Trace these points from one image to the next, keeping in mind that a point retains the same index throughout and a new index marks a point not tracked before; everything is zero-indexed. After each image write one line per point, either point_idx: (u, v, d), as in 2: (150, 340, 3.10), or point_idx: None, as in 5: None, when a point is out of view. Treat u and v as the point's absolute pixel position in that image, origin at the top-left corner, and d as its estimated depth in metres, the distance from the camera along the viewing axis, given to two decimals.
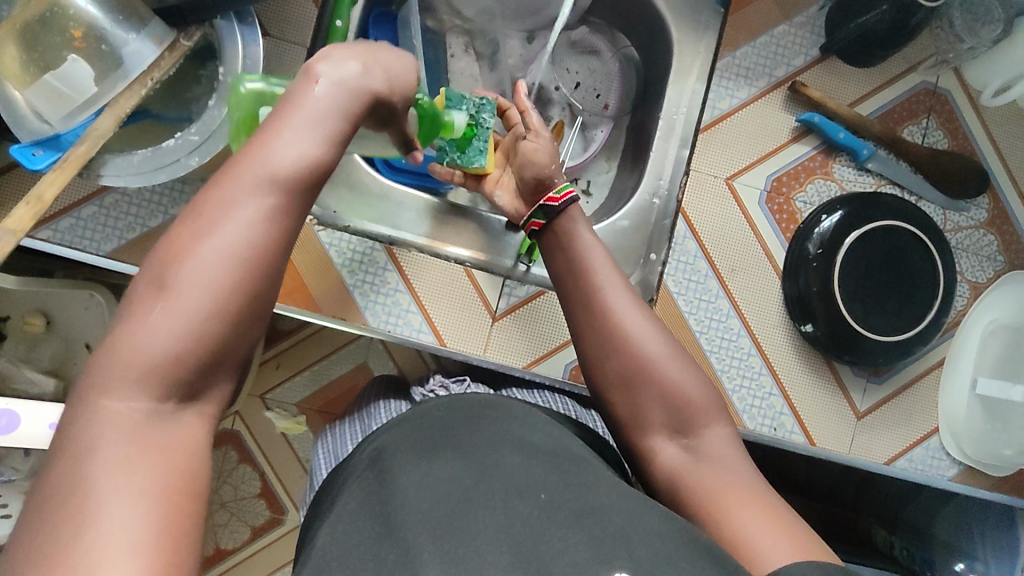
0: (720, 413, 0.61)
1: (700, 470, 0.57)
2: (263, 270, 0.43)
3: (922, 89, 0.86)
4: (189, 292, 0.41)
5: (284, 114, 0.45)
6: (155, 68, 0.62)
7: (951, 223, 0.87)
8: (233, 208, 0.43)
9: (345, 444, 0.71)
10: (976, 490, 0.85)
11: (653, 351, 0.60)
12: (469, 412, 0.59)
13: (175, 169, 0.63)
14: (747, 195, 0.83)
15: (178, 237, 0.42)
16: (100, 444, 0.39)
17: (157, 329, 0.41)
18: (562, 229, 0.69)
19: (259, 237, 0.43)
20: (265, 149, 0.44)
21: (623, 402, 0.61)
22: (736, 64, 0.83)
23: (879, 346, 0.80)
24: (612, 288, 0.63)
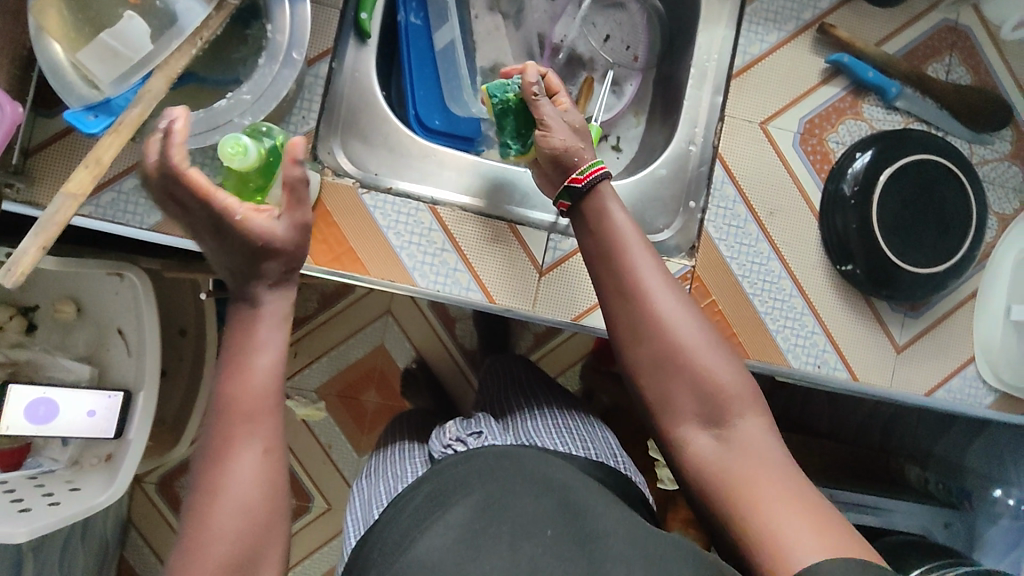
0: (756, 402, 0.61)
1: (731, 459, 0.58)
2: (265, 493, 0.50)
3: (943, 27, 0.88)
4: (211, 535, 0.48)
5: (255, 343, 0.54)
6: (204, 28, 0.60)
7: (977, 156, 0.88)
8: (231, 456, 0.50)
9: (372, 508, 0.71)
10: (1010, 415, 0.88)
11: (689, 336, 0.62)
12: (492, 453, 0.65)
13: (228, 131, 0.61)
14: (781, 137, 0.84)
15: (194, 504, 0.50)
16: None
17: (194, 572, 0.48)
18: (593, 208, 0.69)
19: (260, 471, 0.51)
20: (240, 391, 0.52)
21: (653, 383, 0.63)
22: (765, 8, 0.84)
23: (916, 279, 0.82)
24: (646, 271, 0.65)
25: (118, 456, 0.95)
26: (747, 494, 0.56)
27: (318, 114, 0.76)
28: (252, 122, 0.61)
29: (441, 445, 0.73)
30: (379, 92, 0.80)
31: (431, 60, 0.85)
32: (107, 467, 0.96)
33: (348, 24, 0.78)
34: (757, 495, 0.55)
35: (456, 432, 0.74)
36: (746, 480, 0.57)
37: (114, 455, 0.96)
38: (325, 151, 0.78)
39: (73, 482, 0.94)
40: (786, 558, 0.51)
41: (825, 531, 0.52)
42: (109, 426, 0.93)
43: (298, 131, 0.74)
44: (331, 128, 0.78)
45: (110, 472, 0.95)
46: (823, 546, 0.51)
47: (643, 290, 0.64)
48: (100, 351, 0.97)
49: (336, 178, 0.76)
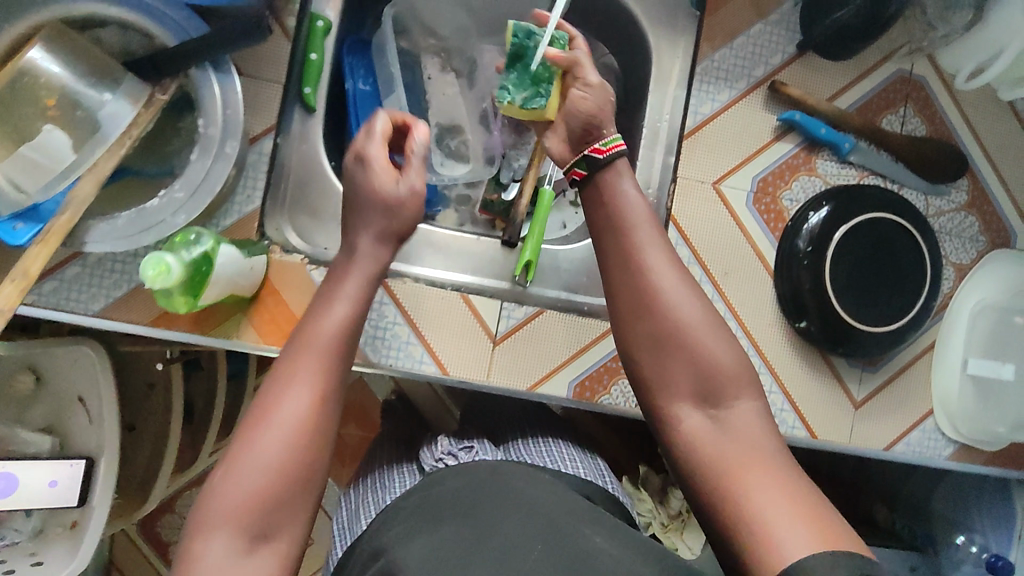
0: (753, 388, 0.59)
1: (724, 441, 0.56)
2: (315, 424, 0.54)
3: (897, 78, 0.87)
4: (256, 452, 0.52)
5: (336, 291, 0.60)
6: (133, 127, 0.58)
7: (933, 208, 0.88)
8: (288, 382, 0.55)
9: (361, 521, 0.73)
10: (972, 466, 0.88)
11: (691, 318, 0.60)
12: (487, 469, 0.65)
13: (162, 230, 0.60)
14: (734, 197, 0.84)
15: (246, 424, 0.54)
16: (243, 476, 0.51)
17: (257, 437, 0.53)
18: (603, 183, 0.64)
19: (310, 404, 0.54)
20: (317, 330, 0.58)
21: (652, 360, 0.60)
22: (715, 67, 0.83)
23: (871, 338, 0.82)
24: (648, 247, 0.62)
25: (82, 524, 0.95)
26: (734, 472, 0.54)
27: (264, 192, 0.75)
28: (187, 227, 0.58)
29: (433, 458, 0.73)
30: (327, 164, 0.79)
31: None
32: (71, 536, 0.96)
33: (293, 97, 0.77)
34: (747, 474, 0.53)
35: (448, 446, 0.74)
36: (736, 460, 0.54)
37: (78, 523, 0.96)
38: (273, 228, 0.77)
39: (37, 555, 0.95)
40: (771, 548, 0.49)
41: (815, 521, 0.49)
42: (72, 495, 0.93)
43: (243, 211, 0.73)
44: (278, 205, 0.77)
45: (75, 541, 0.95)
46: (813, 536, 0.48)
47: (646, 270, 0.61)
48: (61, 421, 0.96)
49: (283, 256, 0.75)
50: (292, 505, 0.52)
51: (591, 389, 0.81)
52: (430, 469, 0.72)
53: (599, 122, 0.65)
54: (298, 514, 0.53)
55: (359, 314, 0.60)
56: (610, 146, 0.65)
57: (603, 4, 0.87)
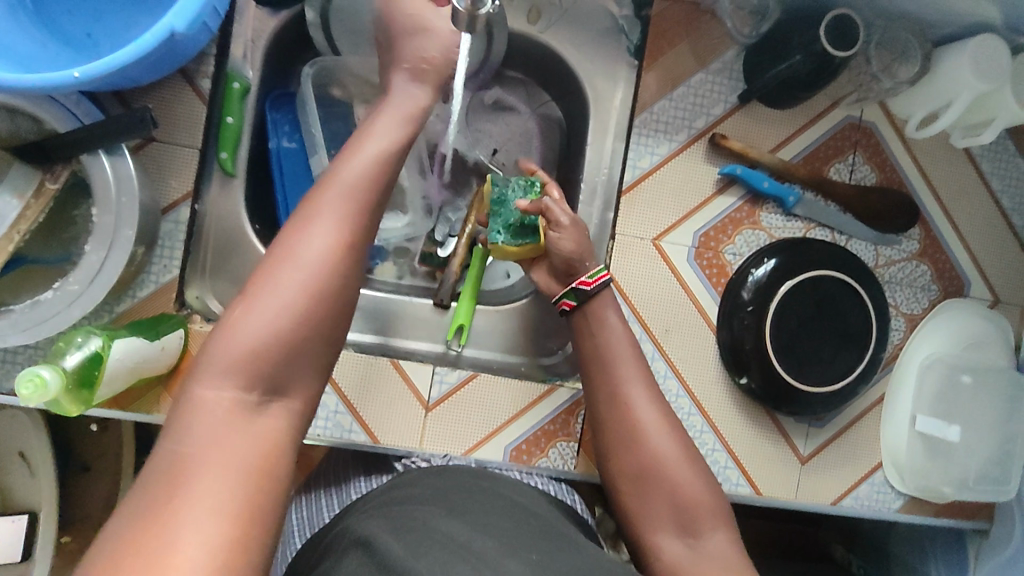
0: (724, 518, 0.66)
1: (704, 568, 0.62)
2: (336, 275, 0.56)
3: (846, 125, 0.84)
4: (277, 290, 0.53)
5: (359, 142, 0.62)
6: (20, 220, 0.58)
7: (883, 258, 0.85)
8: (310, 227, 0.56)
9: (322, 515, 0.74)
10: (922, 518, 0.86)
11: (669, 451, 0.68)
12: (467, 474, 0.70)
13: (58, 323, 0.59)
14: (675, 253, 0.81)
15: (263, 268, 0.55)
16: (256, 325, 0.52)
17: (277, 282, 0.54)
18: (593, 313, 0.73)
19: (333, 251, 0.56)
20: (342, 182, 0.59)
21: (635, 494, 0.68)
22: (654, 119, 0.80)
23: (815, 397, 0.80)
24: (634, 383, 0.70)
25: None
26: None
27: (183, 259, 0.73)
28: (72, 331, 0.56)
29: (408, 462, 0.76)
30: (248, 228, 0.77)
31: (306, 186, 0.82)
32: None
33: (210, 160, 0.75)
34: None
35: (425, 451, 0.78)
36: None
37: None
38: (193, 295, 0.75)
39: None
40: None
41: None
42: (15, 551, 0.92)
43: (160, 280, 0.71)
44: (199, 272, 0.75)
45: None
46: None
47: (632, 404, 0.69)
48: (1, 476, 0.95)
49: (203, 327, 0.73)
50: (303, 355, 0.54)
51: (528, 452, 0.79)
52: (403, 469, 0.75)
53: (579, 258, 0.73)
54: (318, 338, 0.55)
55: (387, 172, 0.61)
56: (601, 274, 0.73)
57: (539, 52, 0.84)
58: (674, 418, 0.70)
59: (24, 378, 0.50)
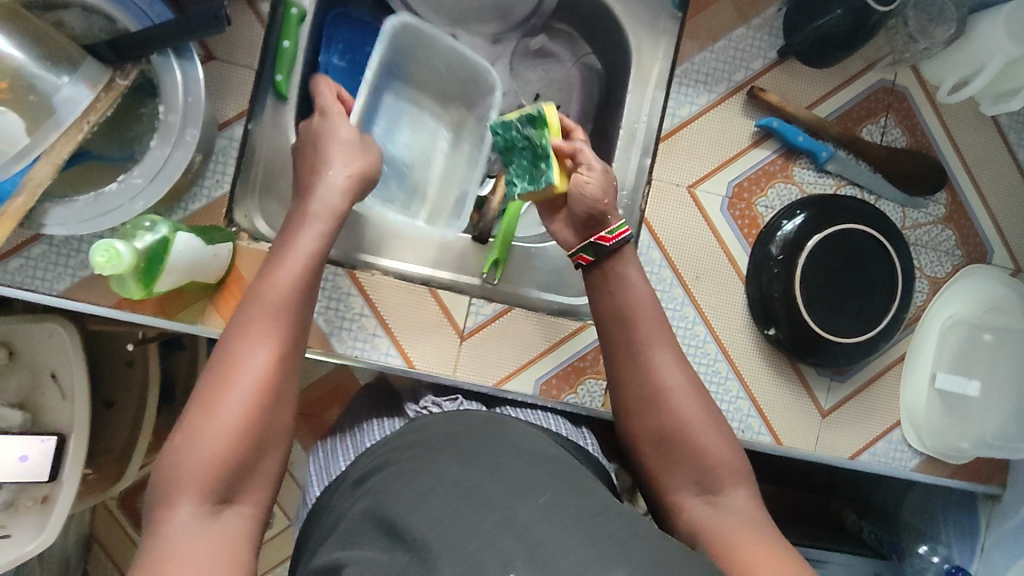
0: (744, 477, 0.66)
1: (722, 519, 0.62)
2: (271, 384, 0.56)
3: (879, 87, 0.86)
4: (230, 389, 0.55)
5: (292, 243, 0.64)
6: (91, 111, 0.59)
7: (910, 220, 0.87)
8: (251, 328, 0.58)
9: (337, 462, 0.70)
10: (936, 478, 0.88)
11: (691, 412, 0.68)
12: (481, 420, 0.65)
13: (120, 216, 0.61)
14: (709, 202, 0.83)
15: (193, 408, 0.55)
16: (205, 427, 0.53)
17: (224, 380, 0.55)
18: (611, 271, 0.74)
19: (264, 361, 0.57)
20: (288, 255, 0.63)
21: (654, 454, 0.68)
22: (695, 69, 0.83)
23: (839, 348, 0.82)
24: (658, 350, 0.70)
25: (54, 499, 0.92)
26: (727, 536, 0.59)
27: (234, 175, 0.75)
28: (136, 217, 0.60)
29: (418, 406, 0.71)
30: (297, 151, 0.79)
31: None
32: (41, 510, 0.92)
33: (265, 85, 0.77)
34: (733, 538, 0.59)
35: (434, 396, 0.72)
36: (727, 525, 0.61)
37: (50, 497, 0.92)
38: (241, 214, 0.77)
39: (6, 527, 0.91)
40: None
41: (774, 555, 0.56)
42: (43, 471, 0.90)
43: (212, 195, 0.73)
44: (248, 191, 0.78)
45: (45, 516, 0.92)
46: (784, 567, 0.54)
47: (656, 369, 0.69)
48: (33, 396, 0.94)
49: (250, 244, 0.75)
50: (256, 459, 0.55)
51: (557, 387, 0.81)
52: (413, 415, 0.70)
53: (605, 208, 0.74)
54: (271, 446, 0.56)
55: (313, 269, 0.64)
56: (611, 235, 0.73)
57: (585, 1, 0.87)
58: (699, 387, 0.70)
59: (101, 247, 0.53)
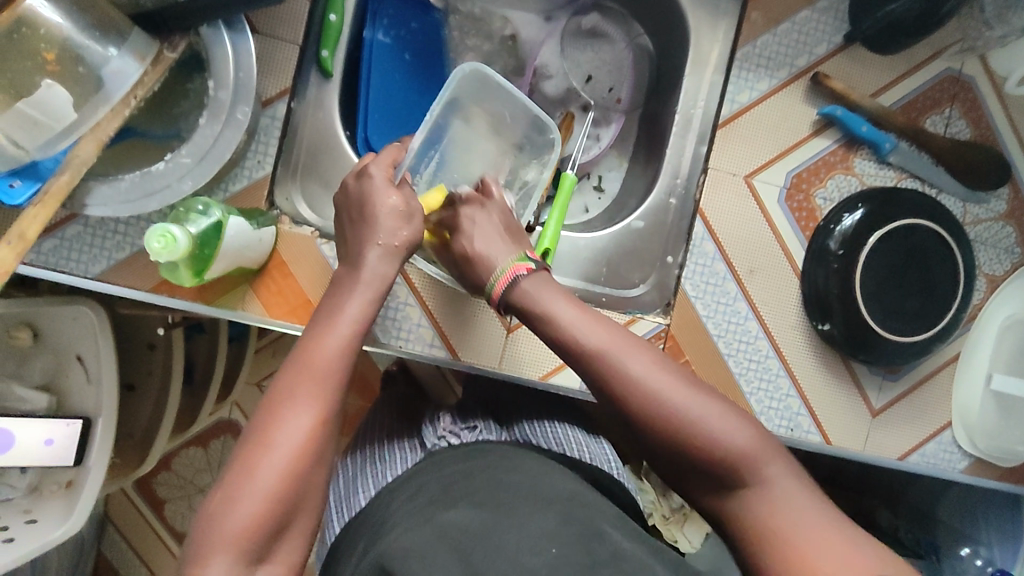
0: (773, 450, 0.53)
1: (770, 522, 0.50)
2: (311, 451, 0.51)
3: (946, 77, 0.82)
4: (275, 446, 0.50)
5: (341, 309, 0.58)
6: (138, 86, 0.57)
7: (970, 216, 0.84)
8: (297, 386, 0.52)
9: (356, 495, 0.68)
10: (985, 480, 0.85)
11: (693, 408, 0.54)
12: (497, 451, 0.65)
13: (168, 196, 0.58)
14: (766, 192, 0.80)
15: (238, 461, 0.50)
16: (248, 482, 0.48)
17: (268, 439, 0.50)
18: (530, 289, 0.61)
19: (311, 419, 0.51)
20: (334, 319, 0.57)
21: (667, 466, 0.55)
22: (757, 53, 0.79)
23: (896, 348, 0.79)
24: (628, 355, 0.56)
25: (78, 484, 0.89)
26: (798, 551, 0.48)
27: (276, 157, 0.72)
28: (187, 199, 0.58)
29: (435, 435, 0.71)
30: (340, 131, 0.77)
31: (388, 101, 0.80)
32: (66, 495, 0.90)
33: (309, 60, 0.74)
34: (810, 548, 0.47)
35: (451, 425, 0.72)
36: (791, 532, 0.49)
37: (75, 482, 0.90)
38: (283, 197, 0.74)
39: (30, 513, 0.89)
40: None
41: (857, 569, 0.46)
42: (68, 454, 0.87)
43: (253, 176, 0.70)
44: (290, 173, 0.75)
45: (70, 502, 0.89)
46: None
47: (637, 382, 0.55)
48: (58, 379, 0.91)
49: (293, 228, 0.71)
50: (290, 523, 0.50)
51: None
52: (432, 448, 0.69)
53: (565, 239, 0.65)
54: (307, 510, 0.51)
55: (360, 335, 0.57)
56: (496, 288, 0.62)
57: None
58: (683, 372, 0.57)
59: (157, 232, 0.52)
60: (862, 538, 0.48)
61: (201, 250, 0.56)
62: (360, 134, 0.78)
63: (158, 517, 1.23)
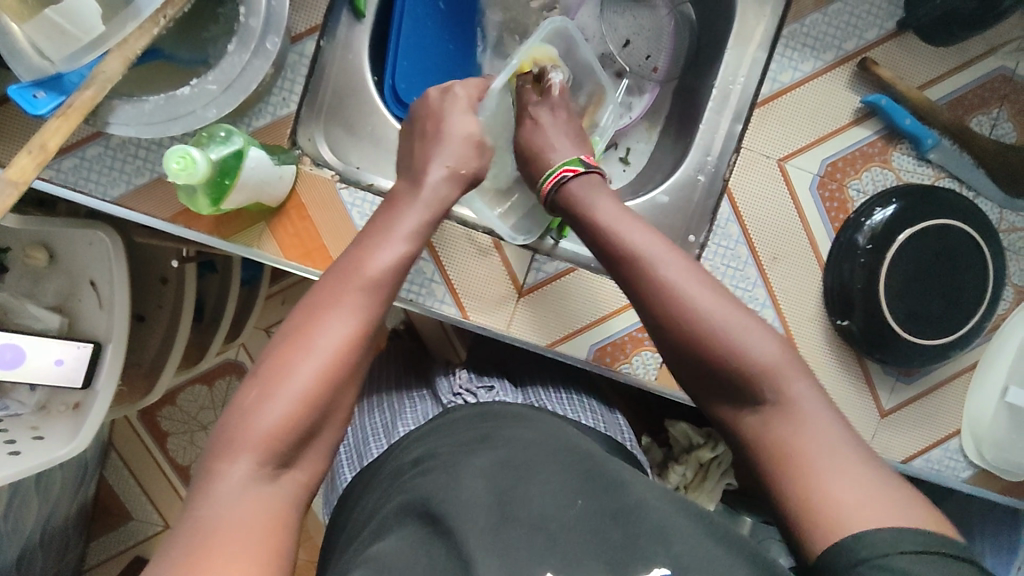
0: (805, 375, 0.51)
1: (789, 433, 0.49)
2: (345, 359, 0.50)
3: (998, 76, 0.79)
4: (310, 349, 0.49)
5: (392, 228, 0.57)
6: (168, 4, 0.56)
7: (1005, 223, 0.81)
8: (341, 296, 0.52)
9: (370, 446, 0.72)
10: (987, 492, 0.84)
11: (727, 323, 0.53)
12: (509, 411, 0.66)
13: (190, 122, 0.58)
14: (799, 179, 0.78)
15: (271, 361, 0.49)
16: (278, 384, 0.48)
17: (302, 341, 0.50)
18: (573, 194, 0.64)
19: (349, 326, 0.51)
20: (385, 232, 0.57)
21: (692, 377, 0.55)
22: (804, 32, 0.76)
23: (914, 348, 0.77)
24: (665, 261, 0.56)
25: (85, 407, 0.90)
26: (812, 462, 0.47)
27: (301, 96, 0.70)
28: (212, 124, 0.58)
29: (451, 390, 0.72)
30: (368, 78, 0.76)
31: (418, 49, 0.78)
32: (72, 417, 0.91)
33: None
34: (822, 461, 0.46)
35: (467, 382, 0.73)
36: (808, 448, 0.47)
37: (81, 405, 0.91)
38: (305, 137, 0.73)
39: (37, 429, 0.90)
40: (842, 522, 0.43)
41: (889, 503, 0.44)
42: (77, 377, 0.88)
43: (277, 113, 0.69)
44: (314, 113, 0.73)
45: (76, 422, 0.90)
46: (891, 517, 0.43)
47: (668, 287, 0.55)
48: (71, 301, 0.92)
49: (313, 169, 0.70)
50: (320, 428, 0.49)
51: (613, 355, 0.77)
52: (448, 404, 0.71)
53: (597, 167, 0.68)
54: (334, 422, 0.50)
55: (414, 254, 0.57)
56: (543, 195, 0.67)
57: None
58: (718, 286, 0.56)
59: (175, 153, 0.51)
60: (879, 468, 0.46)
61: (221, 176, 0.55)
62: (389, 84, 0.77)
63: (159, 447, 1.25)
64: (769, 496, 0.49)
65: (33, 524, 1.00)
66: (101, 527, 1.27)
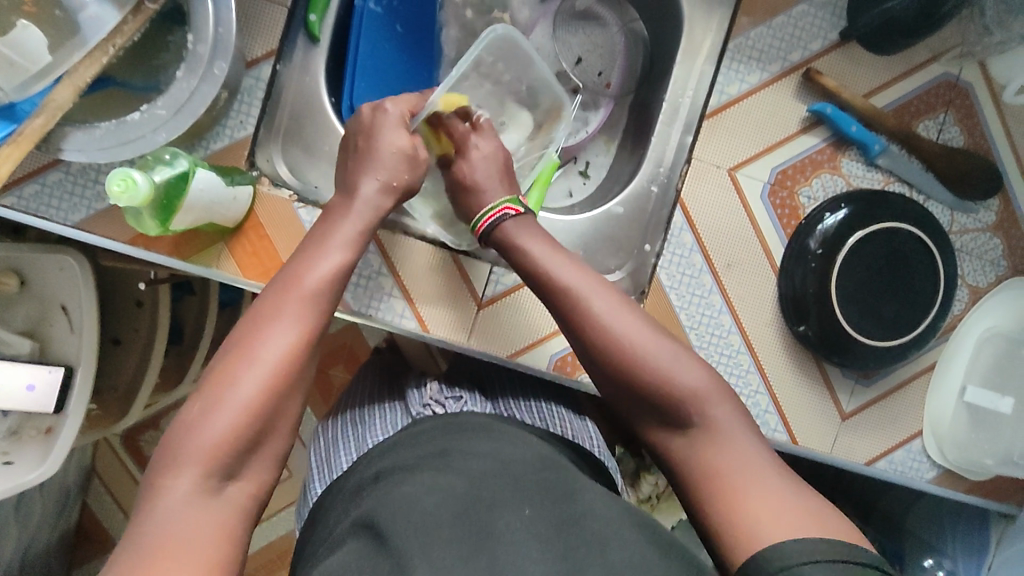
0: (723, 394, 0.55)
1: (709, 452, 0.52)
2: (291, 367, 0.52)
3: (943, 81, 0.81)
4: (254, 360, 0.50)
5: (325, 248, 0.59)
6: (116, 34, 0.58)
7: (957, 225, 0.83)
8: (281, 306, 0.54)
9: (340, 458, 0.72)
10: (951, 492, 0.84)
11: (653, 350, 0.56)
12: (477, 421, 0.67)
13: (140, 146, 0.60)
14: (749, 187, 0.79)
15: (215, 375, 0.50)
16: (223, 395, 0.49)
17: (244, 354, 0.51)
18: (507, 233, 0.65)
19: (291, 336, 0.52)
20: (325, 245, 0.59)
21: (624, 400, 0.58)
22: (749, 45, 0.79)
23: (870, 351, 0.78)
24: (596, 296, 0.58)
25: (56, 431, 0.90)
26: (733, 480, 0.50)
27: (258, 118, 0.73)
28: (156, 147, 0.60)
29: (421, 402, 0.73)
30: (326, 99, 0.78)
31: (374, 70, 0.80)
32: (44, 442, 0.91)
33: (298, 22, 0.75)
34: (739, 480, 0.50)
35: (438, 393, 0.73)
36: (728, 467, 0.51)
37: (53, 430, 0.90)
38: (263, 157, 0.74)
39: (8, 455, 0.90)
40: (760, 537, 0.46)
41: (805, 516, 0.47)
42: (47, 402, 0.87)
43: (234, 136, 0.71)
44: (272, 135, 0.75)
45: (47, 447, 0.90)
46: (806, 528, 0.46)
47: (601, 322, 0.57)
48: (41, 326, 0.92)
49: (271, 190, 0.72)
50: (267, 436, 0.51)
51: (572, 365, 0.78)
52: (416, 415, 0.71)
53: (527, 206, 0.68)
54: (280, 431, 0.52)
55: (349, 264, 0.59)
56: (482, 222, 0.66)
57: None
58: (647, 318, 0.59)
59: (118, 176, 0.53)
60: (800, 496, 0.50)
61: (168, 196, 0.58)
62: (346, 102, 0.79)
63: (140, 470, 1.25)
64: (697, 515, 0.51)
65: (12, 551, 1.00)
66: (84, 554, 1.27)
